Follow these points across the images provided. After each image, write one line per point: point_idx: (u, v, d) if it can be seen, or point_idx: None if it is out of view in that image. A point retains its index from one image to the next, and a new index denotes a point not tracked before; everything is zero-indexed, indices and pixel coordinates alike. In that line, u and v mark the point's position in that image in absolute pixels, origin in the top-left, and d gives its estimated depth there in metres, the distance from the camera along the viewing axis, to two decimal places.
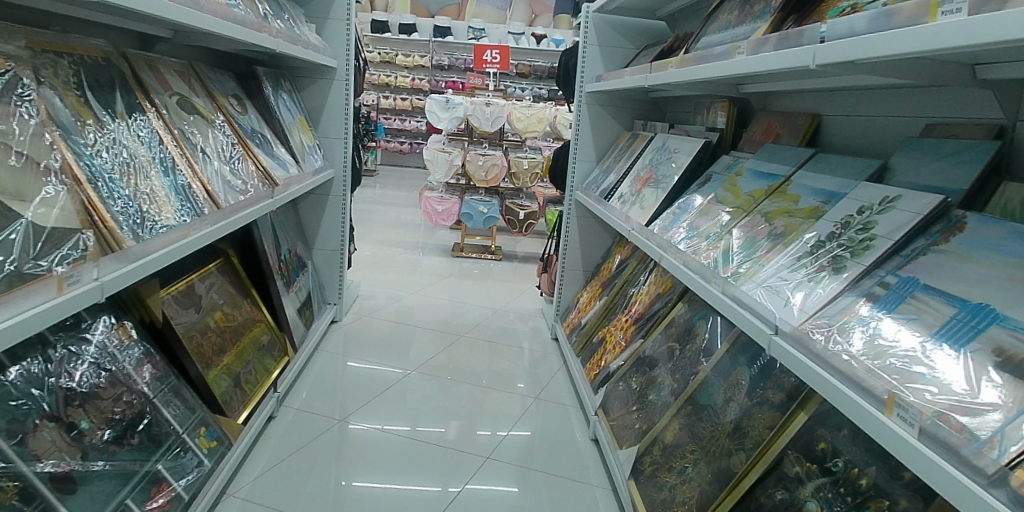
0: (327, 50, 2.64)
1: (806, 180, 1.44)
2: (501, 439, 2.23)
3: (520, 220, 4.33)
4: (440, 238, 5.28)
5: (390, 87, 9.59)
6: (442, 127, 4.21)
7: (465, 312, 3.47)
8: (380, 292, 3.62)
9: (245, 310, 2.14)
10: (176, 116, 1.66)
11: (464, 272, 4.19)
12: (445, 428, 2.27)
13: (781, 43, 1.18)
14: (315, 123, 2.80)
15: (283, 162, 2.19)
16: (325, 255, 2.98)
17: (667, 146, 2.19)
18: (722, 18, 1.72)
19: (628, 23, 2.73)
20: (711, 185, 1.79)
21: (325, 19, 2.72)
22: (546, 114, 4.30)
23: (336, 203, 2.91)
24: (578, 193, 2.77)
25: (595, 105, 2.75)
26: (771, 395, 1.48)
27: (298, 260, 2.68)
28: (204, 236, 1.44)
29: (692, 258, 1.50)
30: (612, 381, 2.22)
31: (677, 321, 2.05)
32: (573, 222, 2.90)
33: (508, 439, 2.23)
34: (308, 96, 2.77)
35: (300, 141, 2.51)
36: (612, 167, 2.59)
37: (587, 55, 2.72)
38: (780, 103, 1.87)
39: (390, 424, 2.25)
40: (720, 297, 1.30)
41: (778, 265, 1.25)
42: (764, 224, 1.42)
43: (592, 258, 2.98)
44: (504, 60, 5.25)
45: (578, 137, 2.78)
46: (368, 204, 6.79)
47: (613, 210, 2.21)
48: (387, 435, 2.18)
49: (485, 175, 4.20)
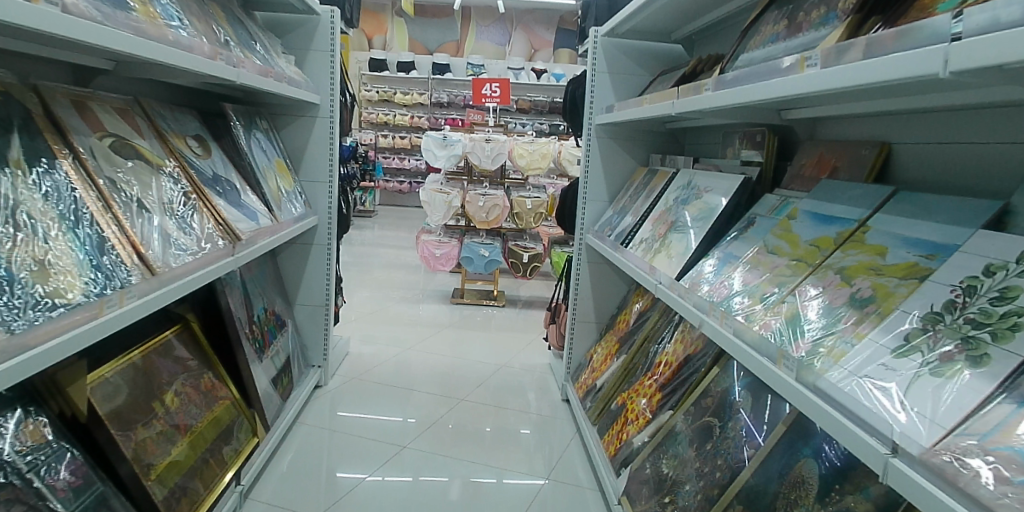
0: (308, 84, 2.31)
1: (892, 228, 1.13)
2: (535, 495, 2.05)
3: (524, 264, 4.00)
4: (439, 283, 4.95)
5: (389, 126, 9.45)
6: (440, 166, 3.96)
7: (464, 365, 3.11)
8: (372, 345, 3.29)
9: (206, 387, 1.80)
10: (106, 163, 1.31)
11: (464, 321, 3.86)
12: (449, 481, 2.09)
13: (871, 50, 0.90)
14: (296, 166, 2.45)
15: (253, 214, 1.84)
16: (308, 311, 2.62)
17: (694, 183, 1.87)
18: (764, 31, 1.45)
19: (641, 48, 2.46)
20: (756, 231, 1.48)
21: (305, 50, 2.38)
22: (550, 149, 4.05)
23: (320, 252, 2.56)
24: (590, 236, 2.46)
25: (606, 137, 2.47)
26: (853, 504, 1.12)
27: (274, 319, 2.34)
28: (121, 317, 1.10)
29: (747, 330, 1.17)
30: (637, 461, 1.86)
31: (713, 391, 1.71)
32: (583, 268, 2.57)
33: (542, 494, 2.06)
34: (289, 136, 2.42)
35: (277, 186, 2.16)
36: (627, 207, 2.29)
37: (596, 84, 2.44)
38: (834, 131, 1.58)
39: (391, 475, 2.09)
40: (798, 388, 0.97)
41: (876, 345, 0.94)
42: (842, 285, 1.11)
43: (606, 309, 2.64)
44: (503, 94, 5.02)
45: (588, 175, 2.49)
46: (365, 246, 6.51)
47: (632, 257, 1.90)
48: (391, 488, 2.02)
49: (486, 216, 3.91)
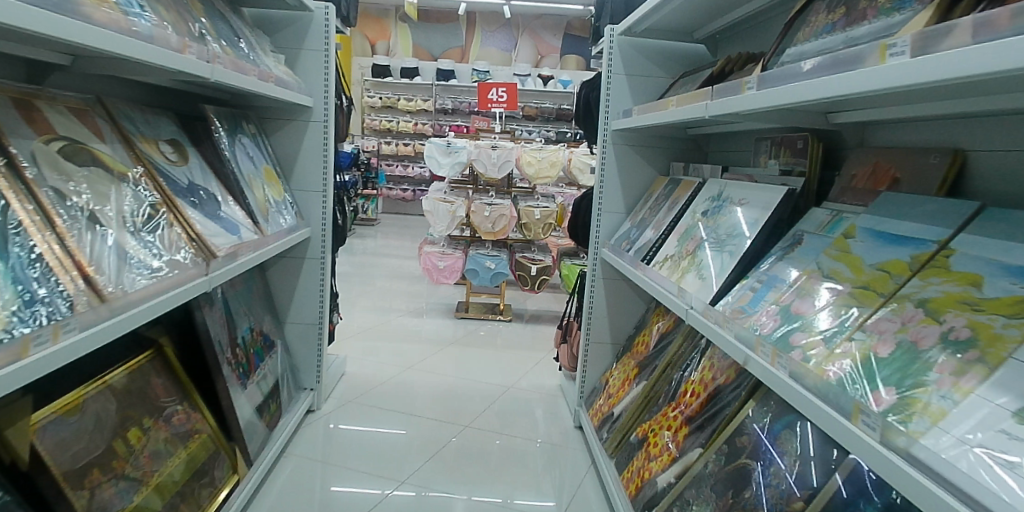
0: (300, 85, 2.13)
1: (985, 251, 0.93)
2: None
3: (532, 277, 3.79)
4: (442, 296, 4.75)
5: (392, 133, 9.29)
6: (443, 173, 3.78)
7: (468, 386, 2.90)
8: (370, 363, 3.08)
9: (180, 420, 1.60)
10: (53, 171, 1.12)
11: (468, 337, 3.66)
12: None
13: (978, 32, 0.70)
14: (287, 174, 2.27)
15: (235, 228, 1.66)
16: (301, 330, 2.38)
17: (725, 195, 1.68)
18: (815, 21, 1.26)
19: (660, 48, 2.27)
20: (806, 251, 1.29)
21: (297, 50, 2.20)
22: (559, 157, 3.87)
23: (313, 267, 2.33)
24: (605, 251, 2.26)
25: (622, 144, 2.28)
26: None
27: (262, 340, 2.12)
28: (54, 356, 0.89)
29: (807, 373, 0.98)
30: (663, 505, 1.64)
31: (750, 429, 1.50)
32: (598, 285, 2.37)
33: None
34: (279, 142, 2.24)
35: (263, 196, 1.97)
36: (646, 219, 2.10)
37: (612, 87, 2.26)
38: (890, 135, 1.38)
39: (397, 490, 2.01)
40: (885, 454, 0.78)
41: (990, 407, 0.75)
42: (927, 322, 0.92)
43: (622, 329, 2.44)
44: (511, 99, 4.84)
45: (604, 185, 2.29)
46: (366, 256, 6.32)
47: (656, 276, 1.71)
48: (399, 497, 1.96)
49: (492, 227, 3.72)
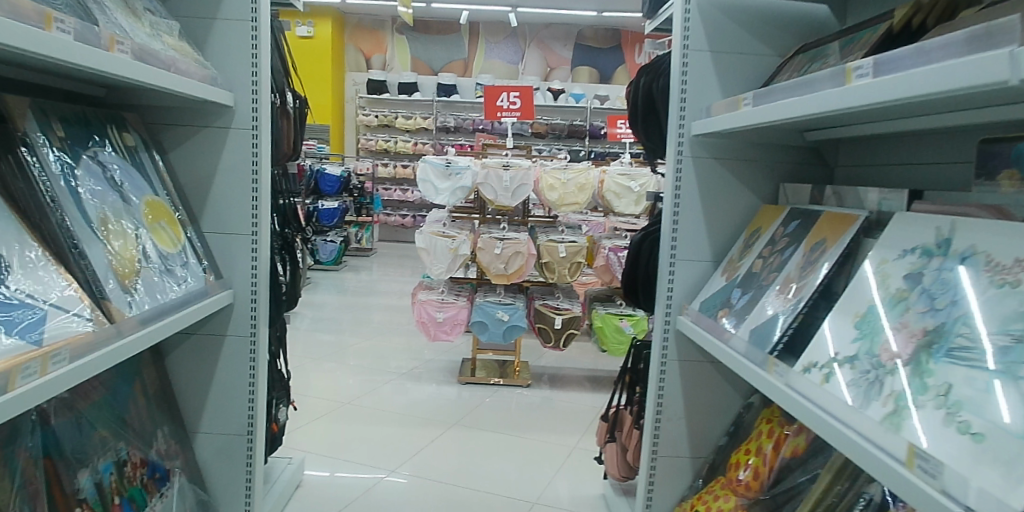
0: (207, 71, 1.35)
1: None
2: None
3: (556, 330, 2.98)
4: (442, 348, 3.95)
5: (389, 154, 8.62)
6: (441, 200, 3.02)
7: (474, 498, 2.08)
8: (340, 462, 2.26)
9: None
10: None
11: (473, 410, 2.86)
12: None
13: None
14: (197, 210, 1.48)
15: (22, 328, 0.82)
16: (217, 443, 1.57)
17: (959, 251, 0.89)
18: None
19: (761, 13, 1.50)
20: None
21: (210, 21, 1.44)
22: (589, 179, 3.11)
23: (238, 350, 1.52)
24: (689, 321, 1.45)
25: (706, 157, 1.50)
26: None
27: (138, 476, 1.32)
28: None
29: None
30: None
31: None
32: (671, 368, 1.56)
33: None
34: (184, 162, 1.47)
35: (130, 247, 1.17)
36: (763, 277, 1.30)
37: (691, 70, 1.48)
38: None
39: None
40: None
41: None
42: None
43: (707, 434, 1.62)
44: (524, 107, 4.11)
45: (680, 217, 1.51)
46: (357, 294, 5.54)
47: (827, 397, 0.91)
48: None
49: (505, 267, 2.93)
